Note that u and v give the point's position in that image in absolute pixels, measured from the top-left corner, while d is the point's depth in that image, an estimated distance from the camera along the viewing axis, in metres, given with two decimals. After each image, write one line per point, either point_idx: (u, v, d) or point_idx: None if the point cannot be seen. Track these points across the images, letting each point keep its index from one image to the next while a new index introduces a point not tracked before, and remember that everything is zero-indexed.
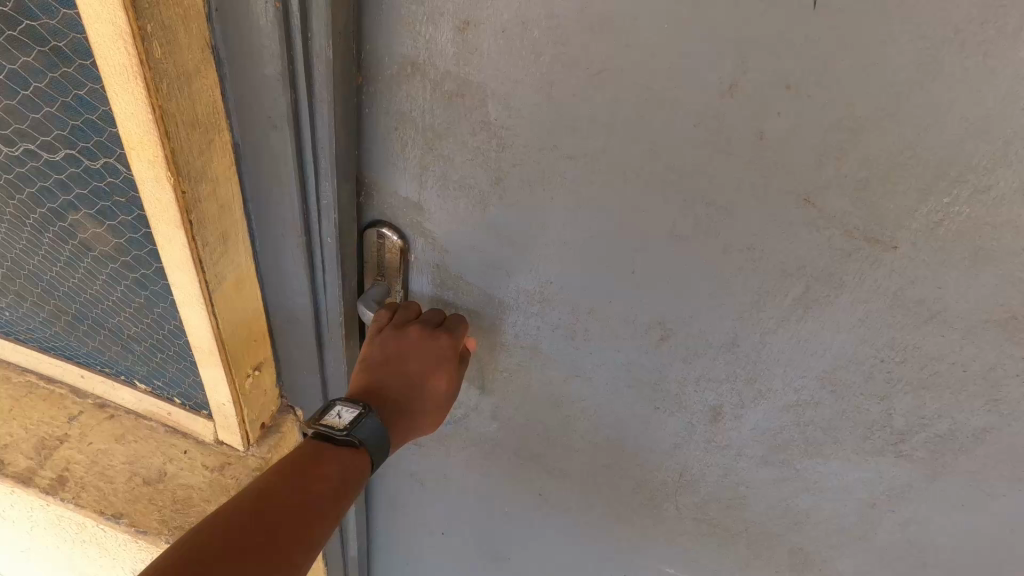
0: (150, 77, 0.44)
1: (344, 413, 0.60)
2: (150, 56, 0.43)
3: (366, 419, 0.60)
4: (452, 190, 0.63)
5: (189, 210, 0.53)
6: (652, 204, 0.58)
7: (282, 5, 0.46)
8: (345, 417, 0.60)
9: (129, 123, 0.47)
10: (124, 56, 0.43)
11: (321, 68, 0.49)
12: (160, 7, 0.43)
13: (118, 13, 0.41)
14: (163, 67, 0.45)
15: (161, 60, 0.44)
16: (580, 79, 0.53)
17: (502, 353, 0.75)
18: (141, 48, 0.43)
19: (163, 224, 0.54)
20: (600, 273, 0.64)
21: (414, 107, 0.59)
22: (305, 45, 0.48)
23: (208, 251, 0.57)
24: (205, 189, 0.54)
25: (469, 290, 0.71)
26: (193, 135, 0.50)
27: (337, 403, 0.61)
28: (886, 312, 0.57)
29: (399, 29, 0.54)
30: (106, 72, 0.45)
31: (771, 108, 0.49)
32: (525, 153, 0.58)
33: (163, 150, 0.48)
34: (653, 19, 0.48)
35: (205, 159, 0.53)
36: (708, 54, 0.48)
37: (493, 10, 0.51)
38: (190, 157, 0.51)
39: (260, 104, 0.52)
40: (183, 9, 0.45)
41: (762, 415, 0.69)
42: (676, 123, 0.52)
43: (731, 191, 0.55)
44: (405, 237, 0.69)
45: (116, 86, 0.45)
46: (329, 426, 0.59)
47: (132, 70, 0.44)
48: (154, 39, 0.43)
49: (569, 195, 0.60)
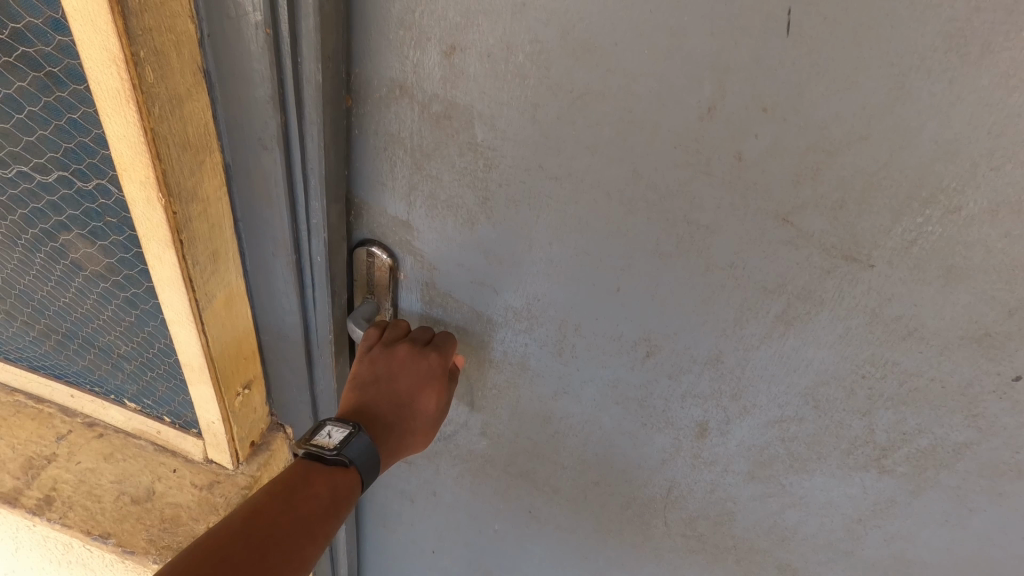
0: (142, 101, 0.45)
1: (334, 433, 0.61)
2: (142, 80, 0.44)
3: (355, 439, 0.60)
4: (440, 209, 0.64)
5: (180, 230, 0.53)
6: (636, 223, 0.59)
7: (272, 31, 0.47)
8: (335, 437, 0.60)
9: (121, 145, 0.48)
10: (117, 81, 0.44)
11: (310, 91, 0.51)
12: (153, 33, 0.44)
13: (112, 40, 0.42)
14: (155, 91, 0.46)
15: (154, 85, 0.45)
16: (564, 102, 0.54)
17: (490, 370, 0.76)
18: (134, 73, 0.43)
19: (154, 243, 0.55)
20: (586, 291, 0.65)
21: (402, 128, 0.60)
22: (295, 69, 0.49)
23: (199, 270, 0.58)
24: (196, 209, 0.55)
25: (457, 308, 0.72)
26: (185, 156, 0.51)
27: (327, 422, 0.61)
28: (865, 329, 0.58)
29: (387, 53, 0.56)
30: (99, 96, 0.46)
31: (749, 131, 0.51)
32: (511, 174, 0.59)
33: (155, 172, 0.49)
34: (634, 45, 0.50)
35: (196, 179, 0.54)
36: (687, 78, 0.50)
37: (479, 36, 0.52)
38: (182, 178, 0.52)
39: (251, 126, 0.53)
40: (175, 34, 0.46)
41: (748, 431, 0.70)
42: (657, 144, 0.54)
43: (712, 211, 0.56)
44: (394, 256, 0.69)
45: (109, 109, 0.46)
46: (320, 446, 0.59)
47: (125, 94, 0.44)
48: (146, 64, 0.44)
49: (555, 215, 0.61)
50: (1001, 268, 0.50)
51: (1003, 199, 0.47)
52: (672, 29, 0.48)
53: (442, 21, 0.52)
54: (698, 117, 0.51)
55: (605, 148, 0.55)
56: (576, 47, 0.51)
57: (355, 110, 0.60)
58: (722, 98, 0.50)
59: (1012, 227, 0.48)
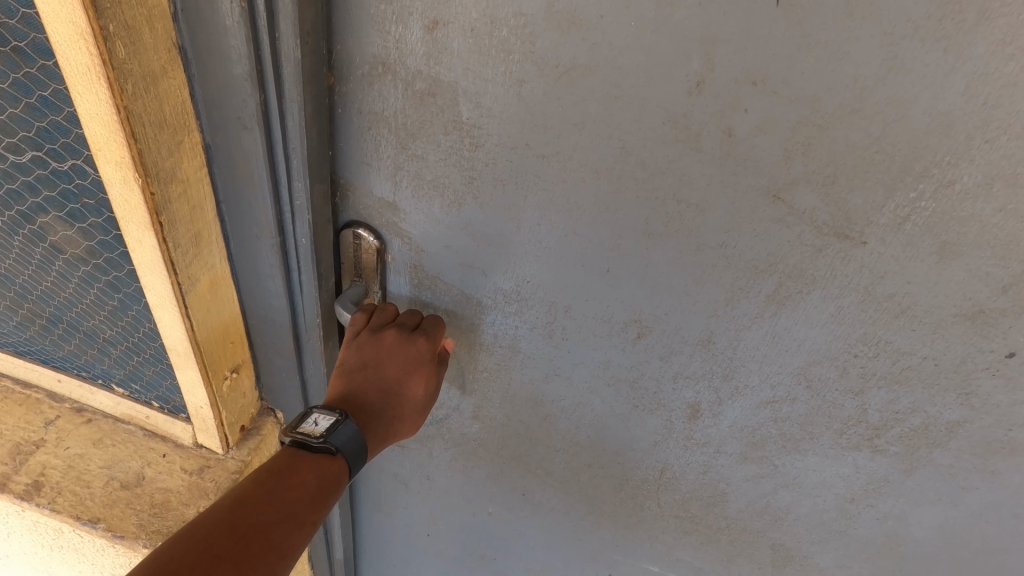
0: (114, 78, 0.44)
1: (320, 420, 0.60)
2: (113, 56, 0.43)
3: (342, 426, 0.59)
4: (426, 189, 0.63)
5: (159, 211, 0.53)
6: (625, 202, 0.58)
7: (248, 6, 0.46)
8: (321, 424, 0.60)
9: (95, 125, 0.47)
10: (87, 57, 0.43)
11: (289, 68, 0.49)
12: (123, 7, 0.43)
13: (78, 13, 0.41)
14: (127, 67, 0.45)
15: (126, 61, 0.44)
16: (550, 78, 0.53)
17: (481, 353, 0.75)
18: (104, 49, 0.42)
19: (134, 225, 0.54)
20: (576, 272, 0.64)
21: (386, 107, 0.59)
22: (272, 44, 0.48)
23: (181, 252, 0.57)
24: (176, 190, 0.54)
25: (447, 290, 0.71)
26: (162, 134, 0.50)
27: (314, 410, 0.61)
28: (858, 307, 0.57)
29: (369, 28, 0.54)
30: (70, 74, 0.45)
31: (739, 104, 0.50)
32: (497, 152, 0.58)
33: (130, 152, 0.48)
34: (620, 17, 0.49)
35: (175, 159, 0.53)
36: (675, 51, 0.49)
37: (462, 10, 0.51)
38: (159, 157, 0.50)
39: (229, 104, 0.52)
40: (147, 9, 0.45)
41: (740, 412, 0.70)
42: (645, 120, 0.53)
43: (701, 188, 0.55)
44: (382, 238, 0.68)
45: (80, 87, 0.45)
46: (305, 434, 0.58)
47: (96, 71, 0.43)
48: (117, 39, 0.43)
49: (543, 195, 0.60)
50: (995, 243, 0.49)
51: (998, 171, 0.46)
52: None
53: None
54: (686, 90, 0.50)
55: (593, 125, 0.54)
56: (562, 20, 0.50)
57: (338, 89, 0.59)
58: (710, 70, 0.49)
59: (1006, 201, 0.47)
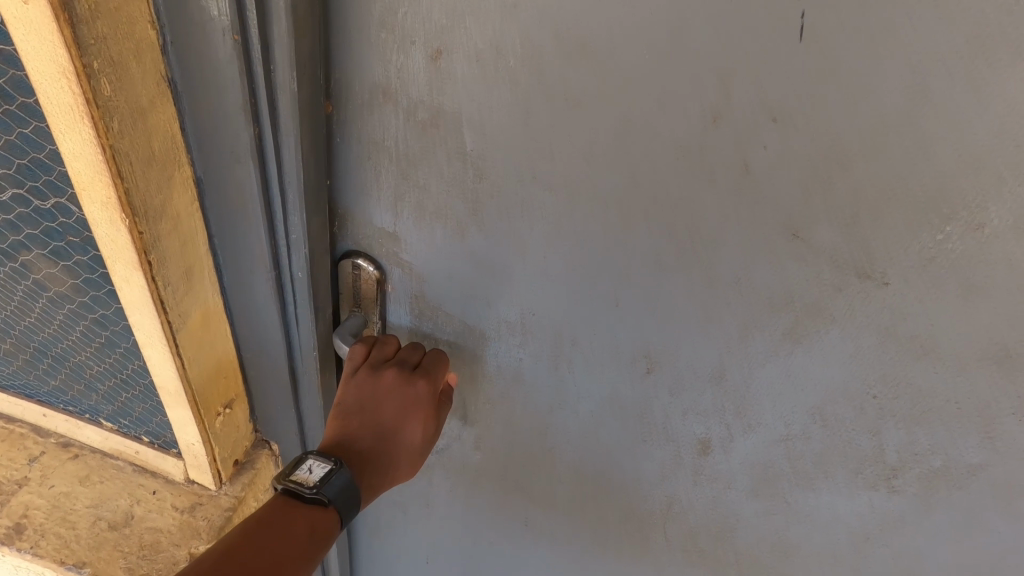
0: (98, 115, 0.42)
1: (315, 468, 0.57)
2: (97, 93, 0.42)
3: (336, 475, 0.57)
4: (428, 220, 0.61)
5: (148, 250, 0.50)
6: (636, 236, 0.55)
7: (241, 36, 0.44)
8: (316, 473, 0.57)
9: (78, 164, 0.45)
10: (70, 95, 0.41)
11: (284, 99, 0.47)
12: (108, 41, 0.41)
13: (61, 50, 0.39)
14: (113, 104, 0.43)
15: (111, 97, 0.43)
16: (558, 109, 0.51)
17: (483, 383, 0.73)
18: (88, 86, 0.41)
19: (121, 264, 0.51)
20: (583, 305, 0.62)
21: (387, 136, 0.56)
22: (267, 75, 0.46)
23: (171, 291, 0.54)
24: (166, 227, 0.51)
25: (448, 321, 0.68)
26: (150, 170, 0.48)
27: (309, 456, 0.58)
28: (878, 346, 0.55)
29: (370, 56, 0.52)
30: (52, 113, 0.43)
31: (757, 139, 0.48)
32: (502, 184, 0.56)
33: (116, 191, 0.46)
34: (633, 48, 0.46)
35: (164, 196, 0.50)
36: (690, 84, 0.47)
37: (467, 38, 0.49)
38: (148, 195, 0.48)
39: (222, 136, 0.50)
40: (134, 41, 0.43)
41: (752, 448, 0.67)
42: (658, 154, 0.50)
43: (717, 224, 0.53)
44: (381, 268, 0.66)
45: (63, 126, 0.43)
46: (298, 483, 0.56)
47: (79, 109, 0.42)
48: (101, 75, 0.41)
49: (550, 227, 0.57)
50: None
51: None
52: (674, 29, 0.45)
53: (429, 21, 0.49)
54: (702, 124, 0.48)
55: (603, 158, 0.52)
56: (571, 49, 0.47)
57: (336, 117, 0.57)
58: (727, 103, 0.47)
59: None
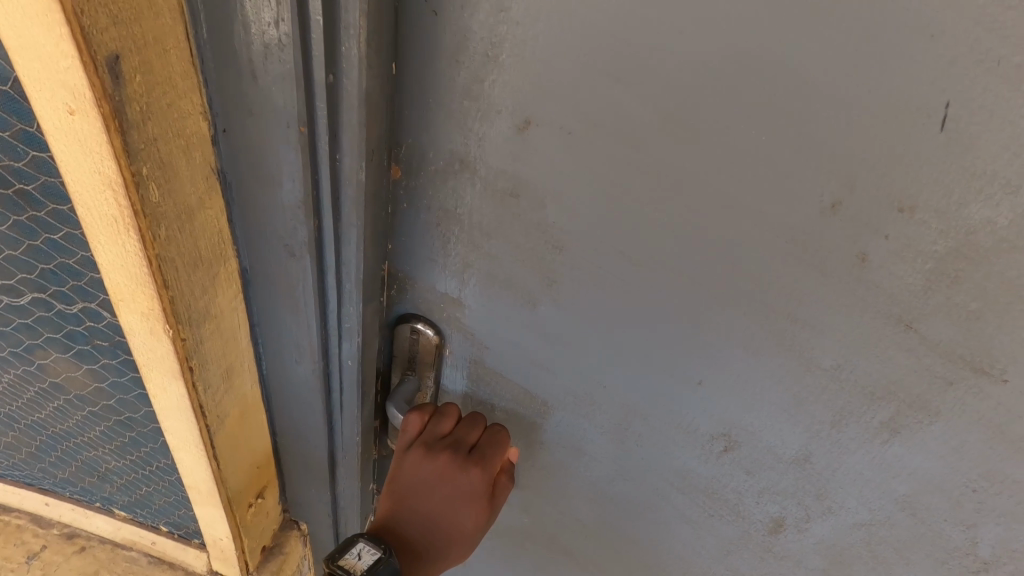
0: (147, 229, 0.43)
1: (365, 554, 0.55)
2: (146, 205, 0.42)
3: (384, 565, 0.54)
4: (497, 289, 0.57)
5: (189, 354, 0.52)
6: (728, 317, 0.52)
7: (307, 132, 0.44)
8: (365, 559, 0.55)
9: (119, 277, 0.47)
10: (115, 209, 0.42)
11: (349, 195, 0.47)
12: (159, 143, 0.41)
13: (108, 166, 0.39)
14: (161, 216, 0.44)
15: (160, 206, 0.43)
16: (655, 186, 0.47)
17: (541, 450, 0.69)
18: (136, 203, 0.41)
19: (161, 369, 0.53)
20: (660, 381, 0.58)
21: (461, 203, 0.53)
22: (331, 172, 0.46)
23: (209, 385, 0.55)
24: (208, 328, 0.53)
25: (508, 388, 0.64)
26: (195, 274, 0.49)
27: (359, 539, 0.56)
28: (983, 442, 0.50)
29: (450, 121, 0.49)
30: (94, 226, 0.44)
31: (878, 229, 0.44)
32: (584, 258, 0.52)
33: (161, 299, 0.47)
34: (746, 130, 0.42)
35: (208, 297, 0.51)
36: (806, 169, 0.43)
37: (558, 110, 0.45)
38: (190, 301, 0.49)
39: (276, 234, 0.50)
40: (185, 143, 0.43)
41: (830, 530, 0.63)
42: (763, 237, 0.47)
43: (820, 311, 0.49)
44: (441, 332, 0.62)
45: (107, 239, 0.44)
46: (346, 569, 0.53)
47: (126, 223, 0.42)
48: (150, 181, 0.41)
49: (631, 302, 0.54)
50: None
51: None
52: (794, 113, 0.41)
53: (517, 89, 0.45)
54: (815, 211, 0.44)
55: (700, 239, 0.48)
56: (676, 126, 0.44)
57: (404, 182, 0.53)
58: (847, 191, 0.43)
59: None
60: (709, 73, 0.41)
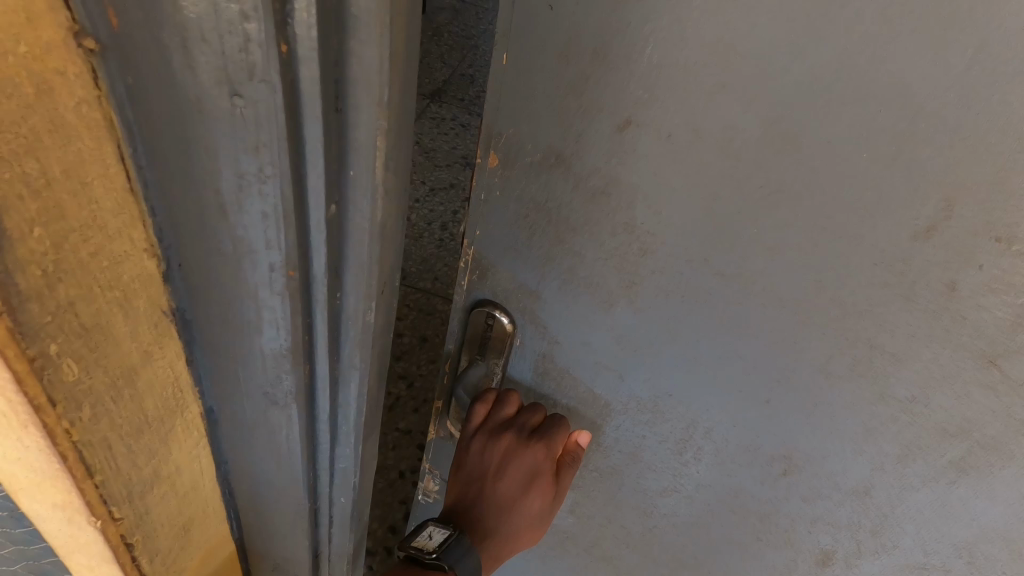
0: (65, 420, 0.31)
1: (434, 535, 0.63)
2: (63, 390, 0.30)
3: (452, 546, 0.62)
4: (576, 286, 0.58)
5: (129, 533, 0.39)
6: (805, 335, 0.52)
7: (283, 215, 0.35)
8: (434, 539, 0.63)
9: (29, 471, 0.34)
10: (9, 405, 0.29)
11: (348, 269, 0.40)
12: (69, 313, 0.29)
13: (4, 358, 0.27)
14: (86, 396, 0.32)
15: (83, 384, 0.31)
16: (750, 196, 0.48)
17: (597, 452, 0.69)
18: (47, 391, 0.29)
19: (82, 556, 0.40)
20: (727, 395, 0.58)
21: (552, 197, 0.54)
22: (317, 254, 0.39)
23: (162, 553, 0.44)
24: (157, 488, 0.41)
25: (573, 385, 0.65)
26: (135, 444, 0.37)
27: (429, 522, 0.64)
28: None
29: (552, 117, 0.50)
30: None
31: (972, 258, 0.44)
32: (667, 263, 0.53)
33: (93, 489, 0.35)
34: (848, 146, 0.43)
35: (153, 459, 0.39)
36: (905, 190, 0.43)
37: (665, 115, 0.47)
38: (132, 472, 0.38)
39: (241, 338, 0.41)
40: (100, 293, 0.31)
41: (879, 569, 0.63)
42: (851, 256, 0.47)
43: (902, 338, 0.49)
44: (514, 321, 0.63)
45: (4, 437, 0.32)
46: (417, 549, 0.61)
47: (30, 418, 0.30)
48: (68, 357, 0.30)
49: (708, 312, 0.54)
50: None
51: None
52: (902, 133, 0.41)
53: (624, 92, 0.47)
54: (906, 233, 0.45)
55: (787, 253, 0.49)
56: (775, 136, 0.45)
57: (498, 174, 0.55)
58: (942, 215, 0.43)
59: None
60: (822, 88, 0.41)
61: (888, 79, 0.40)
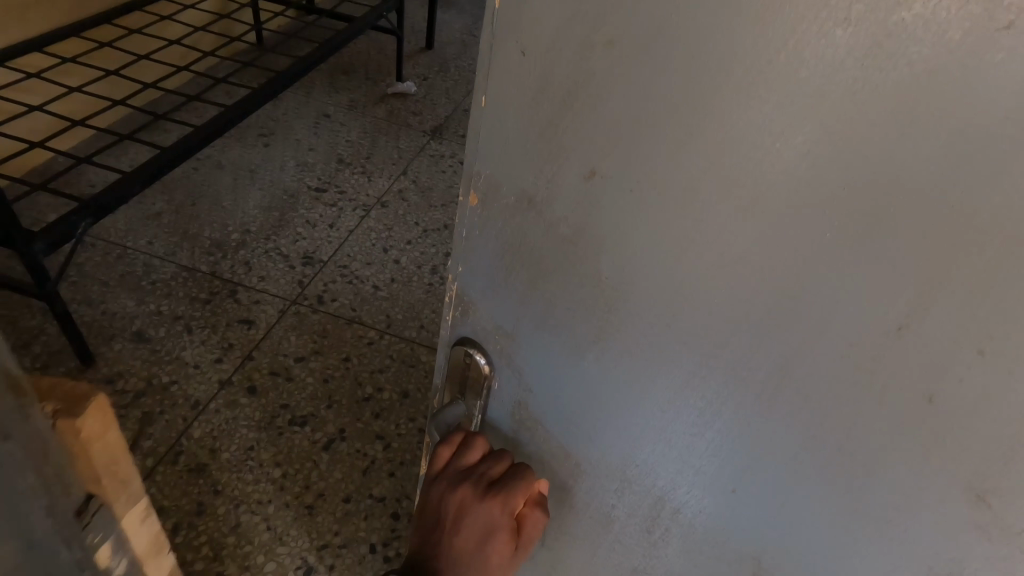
0: None
1: None
2: None
3: None
4: (548, 332, 0.48)
5: None
6: (807, 463, 0.38)
7: None
8: None
9: None
10: None
11: None
12: None
13: None
14: None
15: None
16: (738, 286, 0.34)
17: (570, 515, 0.61)
18: None
19: None
20: (712, 496, 0.46)
21: (526, 234, 0.44)
22: None
23: None
24: None
25: (547, 440, 0.56)
26: None
27: None
28: None
29: (519, 153, 0.39)
30: None
31: (1007, 454, 0.30)
32: (637, 342, 0.42)
33: None
34: (880, 250, 0.29)
35: None
36: (944, 324, 0.29)
37: (645, 156, 0.33)
38: None
39: None
40: None
41: None
42: (868, 394, 0.33)
43: (914, 513, 0.35)
44: (491, 362, 0.54)
45: None
46: None
47: None
48: None
49: (690, 406, 0.42)
50: None
51: None
52: (865, 230, 0.28)
53: (594, 133, 0.35)
54: (899, 380, 0.31)
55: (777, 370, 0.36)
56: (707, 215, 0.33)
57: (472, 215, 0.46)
58: (991, 331, 0.28)
59: None
60: (817, 145, 0.28)
61: (926, 153, 0.26)
